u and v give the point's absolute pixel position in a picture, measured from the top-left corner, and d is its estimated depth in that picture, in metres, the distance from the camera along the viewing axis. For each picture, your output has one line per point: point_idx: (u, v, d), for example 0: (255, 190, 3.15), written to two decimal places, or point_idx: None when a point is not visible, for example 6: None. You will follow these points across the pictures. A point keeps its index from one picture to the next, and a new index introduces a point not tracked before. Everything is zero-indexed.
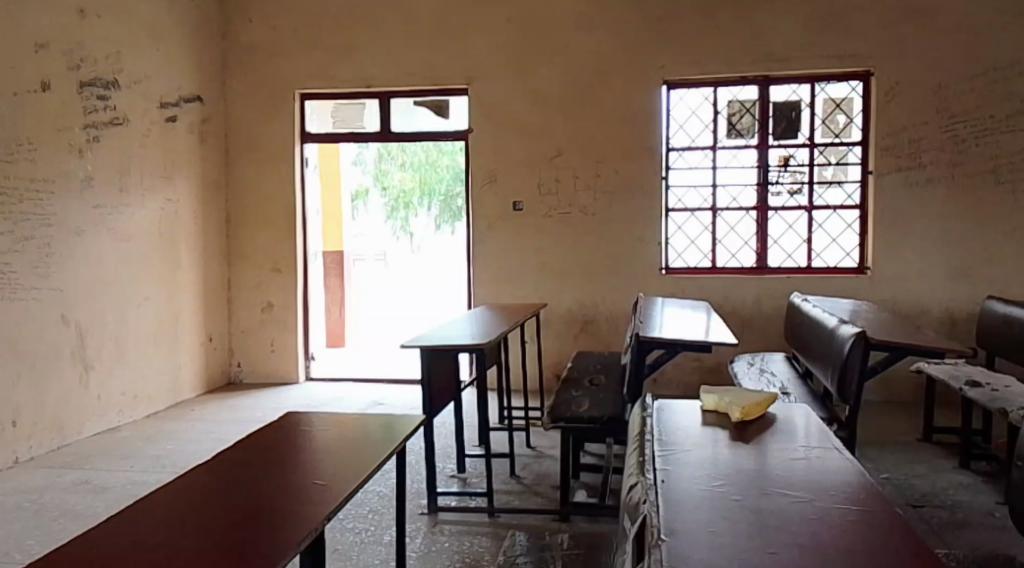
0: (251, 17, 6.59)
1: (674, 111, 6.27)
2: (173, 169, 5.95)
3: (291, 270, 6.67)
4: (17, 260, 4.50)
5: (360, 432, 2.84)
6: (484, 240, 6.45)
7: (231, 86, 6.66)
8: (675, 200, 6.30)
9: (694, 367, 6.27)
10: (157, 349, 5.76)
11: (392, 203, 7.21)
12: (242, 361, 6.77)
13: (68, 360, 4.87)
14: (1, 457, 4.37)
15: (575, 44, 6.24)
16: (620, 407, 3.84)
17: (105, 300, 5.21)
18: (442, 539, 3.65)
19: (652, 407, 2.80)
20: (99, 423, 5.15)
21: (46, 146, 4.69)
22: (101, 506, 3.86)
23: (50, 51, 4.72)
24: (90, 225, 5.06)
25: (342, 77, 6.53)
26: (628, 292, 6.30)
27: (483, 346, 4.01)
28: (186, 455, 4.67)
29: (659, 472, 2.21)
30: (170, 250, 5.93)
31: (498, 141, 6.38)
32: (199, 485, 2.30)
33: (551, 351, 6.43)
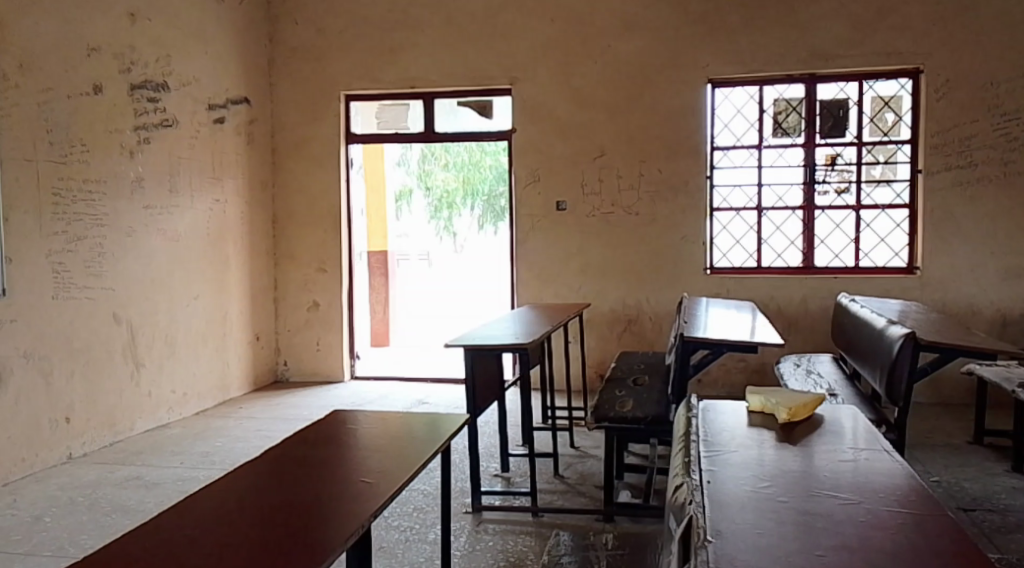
0: (297, 20, 6.69)
1: (719, 110, 6.20)
2: (221, 170, 6.05)
3: (336, 270, 6.76)
4: (72, 259, 4.62)
5: (405, 431, 2.86)
6: (527, 240, 6.45)
7: (278, 89, 6.76)
8: (720, 199, 6.23)
9: (739, 368, 6.21)
10: (206, 347, 5.87)
11: (435, 203, 7.25)
12: (289, 359, 6.87)
13: (120, 359, 4.99)
14: (56, 452, 4.49)
15: (617, 43, 6.21)
16: (664, 407, 3.80)
17: (155, 299, 5.32)
18: (486, 538, 3.66)
19: (697, 407, 2.77)
20: (150, 420, 5.27)
21: (99, 148, 4.80)
22: (152, 501, 3.95)
23: (102, 54, 4.84)
24: (141, 225, 5.17)
25: (386, 79, 6.58)
26: (672, 292, 6.25)
27: (526, 346, 4.01)
28: (234, 451, 4.75)
29: (704, 472, 2.18)
30: (218, 251, 6.04)
31: (540, 141, 6.37)
32: (249, 482, 2.34)
33: (594, 351, 6.40)
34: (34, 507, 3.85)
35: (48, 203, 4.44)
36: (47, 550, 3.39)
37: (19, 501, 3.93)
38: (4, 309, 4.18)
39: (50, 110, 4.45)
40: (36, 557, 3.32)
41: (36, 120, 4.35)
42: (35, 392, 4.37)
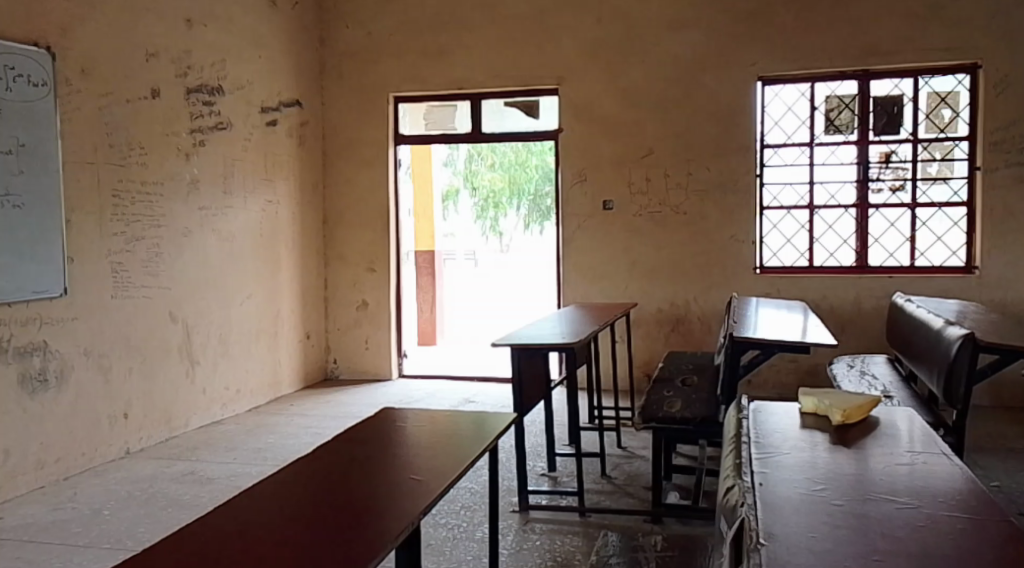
0: (347, 24, 6.78)
1: (770, 107, 6.11)
2: (274, 172, 6.16)
3: (384, 269, 6.84)
4: (130, 259, 4.73)
5: (453, 428, 2.88)
6: (573, 239, 6.43)
7: (329, 91, 6.85)
8: (771, 198, 6.14)
9: (790, 368, 6.11)
10: (258, 345, 5.99)
11: (482, 204, 7.27)
12: (339, 357, 6.97)
13: (176, 356, 5.12)
14: (114, 447, 4.62)
15: (664, 42, 6.16)
16: (713, 408, 3.76)
17: (209, 298, 5.43)
18: (534, 537, 3.67)
19: (748, 409, 2.73)
20: (204, 416, 5.38)
21: (156, 151, 4.92)
22: (207, 495, 4.04)
23: (159, 59, 4.95)
24: (196, 226, 5.29)
25: (434, 80, 6.63)
26: (721, 292, 6.17)
27: (573, 345, 4.00)
28: (286, 448, 4.83)
29: (757, 474, 2.14)
30: (270, 250, 6.15)
31: (587, 140, 6.36)
32: (300, 478, 2.37)
33: (641, 351, 6.36)
34: (94, 500, 3.96)
35: (108, 203, 4.57)
36: (107, 542, 3.49)
37: (81, 494, 4.05)
38: (67, 307, 4.30)
39: (110, 114, 4.57)
40: (96, 549, 3.42)
41: (97, 124, 4.48)
42: (94, 389, 4.49)
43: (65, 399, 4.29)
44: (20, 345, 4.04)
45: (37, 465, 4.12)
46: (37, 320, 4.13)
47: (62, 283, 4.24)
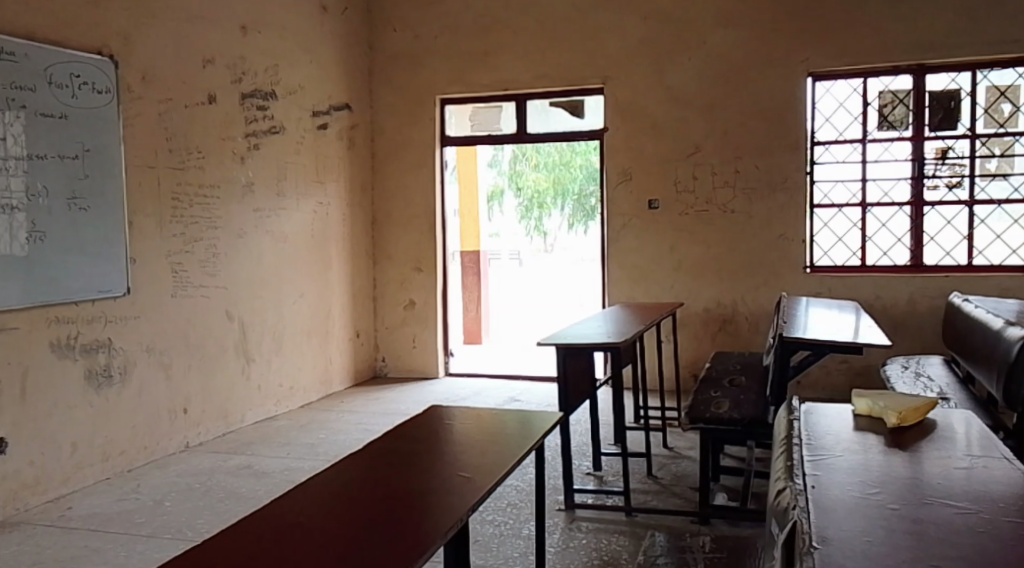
0: (395, 27, 6.88)
1: (821, 104, 6.04)
2: (325, 173, 6.28)
3: (431, 269, 6.92)
4: (188, 259, 4.87)
5: (500, 427, 2.93)
6: (619, 239, 6.44)
7: (377, 94, 6.95)
8: (821, 195, 6.07)
9: (841, 369, 6.04)
10: (310, 343, 6.11)
11: (526, 204, 7.22)
12: (387, 355, 7.08)
13: (231, 354, 5.25)
14: (174, 441, 4.77)
15: (712, 40, 6.13)
16: (762, 408, 3.75)
17: (263, 297, 5.56)
18: (580, 535, 3.69)
19: (798, 410, 2.73)
20: (259, 412, 5.51)
21: (212, 154, 5.05)
22: (262, 489, 4.15)
23: (216, 65, 5.09)
24: (251, 227, 5.42)
25: (480, 81, 6.69)
26: (770, 292, 6.12)
27: (619, 344, 4.01)
28: (337, 443, 4.94)
29: (809, 476, 2.14)
30: (321, 251, 6.27)
31: (634, 140, 6.35)
32: (352, 474, 2.44)
33: (688, 351, 6.34)
34: (155, 492, 4.10)
35: (168, 206, 4.71)
36: (167, 532, 3.61)
37: (143, 486, 4.19)
38: (129, 306, 4.45)
39: (169, 118, 4.71)
40: (158, 539, 3.54)
41: (157, 128, 4.62)
42: (155, 384, 4.63)
43: (128, 394, 4.44)
44: (86, 342, 4.19)
45: (102, 456, 4.27)
46: (102, 319, 4.28)
47: (125, 282, 4.39)
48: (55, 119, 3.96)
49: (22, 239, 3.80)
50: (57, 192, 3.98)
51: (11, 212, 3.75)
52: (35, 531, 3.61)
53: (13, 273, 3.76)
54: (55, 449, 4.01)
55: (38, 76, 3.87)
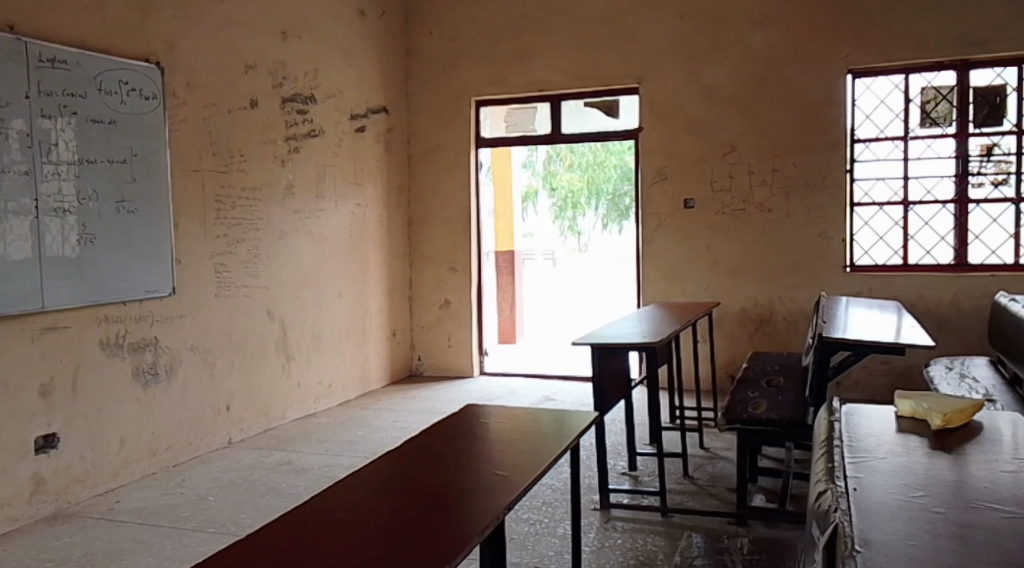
0: (431, 30, 6.94)
1: (861, 100, 5.98)
2: (362, 175, 6.37)
3: (466, 269, 6.98)
4: (231, 260, 4.98)
5: (536, 425, 2.97)
6: (654, 238, 6.44)
7: (414, 97, 7.03)
8: (862, 193, 6.01)
9: (882, 370, 5.97)
10: (348, 342, 6.20)
11: (560, 204, 7.36)
12: (423, 354, 7.15)
13: (273, 352, 5.35)
14: (218, 437, 4.88)
15: (749, 39, 6.10)
16: (802, 409, 3.74)
17: (304, 297, 5.66)
18: (615, 535, 3.71)
19: (839, 412, 2.72)
20: (299, 410, 5.62)
21: (254, 157, 5.16)
22: (303, 486, 4.22)
23: (257, 71, 5.19)
24: (292, 229, 5.52)
25: (515, 82, 6.73)
26: (808, 291, 6.07)
27: (654, 344, 4.02)
28: (375, 441, 5.01)
29: (850, 479, 2.14)
30: (359, 251, 6.36)
31: (669, 139, 6.34)
32: (389, 472, 2.49)
33: (724, 351, 6.32)
34: (201, 486, 4.20)
35: (212, 209, 4.82)
36: (211, 527, 3.70)
37: (188, 480, 4.30)
38: (175, 305, 4.56)
39: (213, 123, 4.82)
40: (202, 532, 3.63)
41: (202, 133, 4.73)
42: (200, 382, 4.74)
43: (174, 391, 4.56)
44: (134, 341, 4.31)
45: (149, 452, 4.39)
46: (149, 318, 4.39)
47: (171, 282, 4.50)
48: (105, 124, 4.08)
49: (73, 240, 3.93)
50: (107, 195, 4.10)
51: (63, 215, 3.87)
52: (86, 524, 3.72)
53: (65, 274, 3.89)
54: (105, 445, 4.13)
55: (88, 83, 3.99)
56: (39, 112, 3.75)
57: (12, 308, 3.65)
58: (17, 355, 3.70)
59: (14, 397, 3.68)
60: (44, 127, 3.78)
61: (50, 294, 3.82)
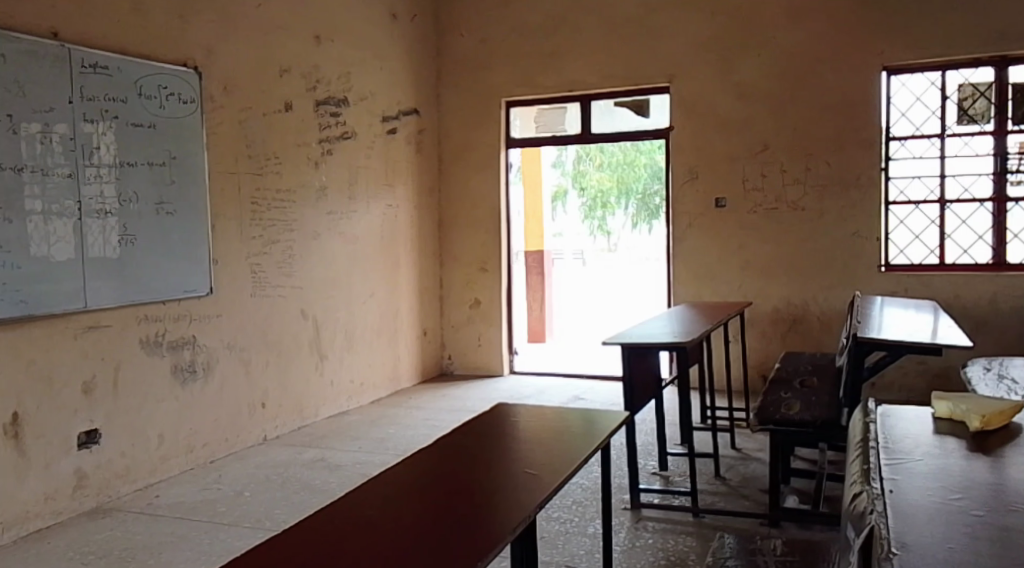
0: (462, 32, 6.98)
1: (896, 98, 5.91)
2: (394, 177, 6.43)
3: (496, 269, 7.01)
4: (266, 261, 5.05)
5: (568, 425, 2.98)
6: (684, 237, 6.41)
7: (444, 99, 7.07)
8: (897, 192, 5.93)
9: (918, 371, 5.89)
10: (379, 341, 6.25)
11: (589, 204, 7.31)
12: (453, 353, 7.20)
13: (307, 351, 5.42)
14: (252, 434, 4.95)
15: (781, 37, 6.06)
16: (835, 410, 3.71)
17: (337, 297, 5.73)
18: (646, 535, 3.71)
19: (875, 413, 2.70)
20: (331, 408, 5.68)
21: (289, 159, 5.23)
22: (337, 482, 4.28)
23: (292, 74, 5.26)
24: (324, 230, 5.58)
25: (546, 83, 6.74)
26: (842, 291, 6.01)
27: (685, 344, 4.01)
28: (407, 439, 5.06)
29: (886, 481, 2.13)
30: (391, 251, 6.42)
31: (701, 138, 6.31)
32: (420, 469, 2.52)
33: (756, 351, 6.28)
34: (237, 482, 4.27)
35: (248, 210, 4.89)
36: (248, 522, 3.76)
37: (225, 476, 4.37)
38: (212, 305, 4.64)
39: (249, 126, 4.89)
40: (239, 527, 3.70)
41: (238, 135, 4.81)
42: (236, 379, 4.82)
43: (211, 389, 4.63)
44: (173, 340, 4.39)
45: (186, 448, 4.47)
46: (187, 317, 4.48)
47: (208, 282, 4.58)
48: (145, 128, 4.17)
49: (114, 241, 4.01)
50: (146, 197, 4.19)
51: (104, 216, 3.96)
52: (126, 518, 3.80)
53: (106, 274, 3.98)
54: (144, 441, 4.21)
55: (129, 88, 4.07)
56: (82, 117, 3.84)
57: (56, 306, 3.74)
58: (60, 354, 3.79)
59: (57, 393, 3.77)
60: (86, 130, 3.87)
61: (92, 294, 3.91)
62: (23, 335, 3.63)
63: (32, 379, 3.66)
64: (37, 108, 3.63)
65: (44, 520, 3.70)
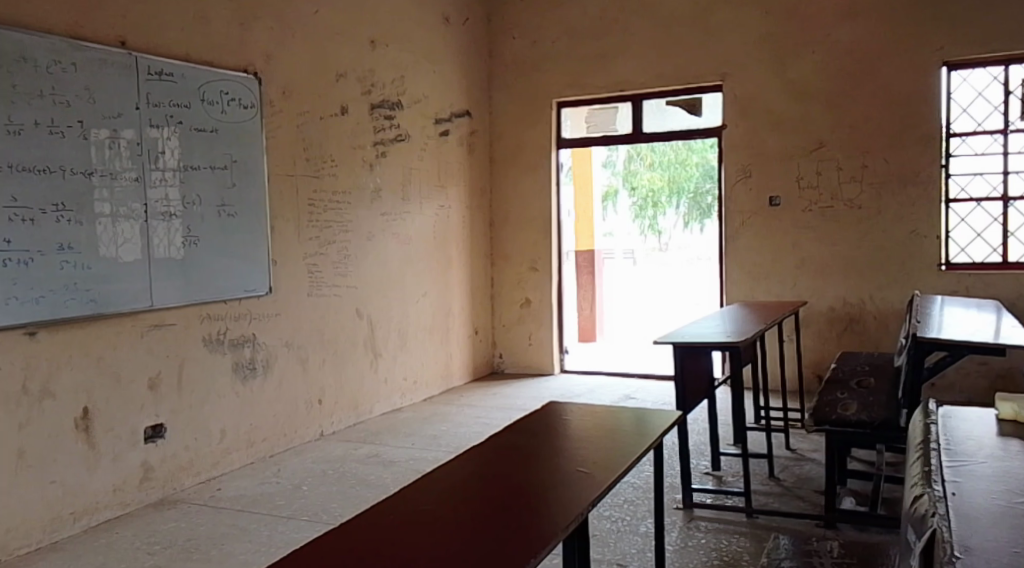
0: (513, 34, 7.03)
1: (957, 94, 5.77)
2: (446, 178, 6.50)
3: (547, 268, 7.04)
4: (322, 261, 5.16)
5: (619, 423, 2.99)
6: (737, 236, 6.35)
7: (496, 100, 7.12)
8: (958, 189, 5.78)
9: (980, 372, 5.74)
10: (432, 339, 6.34)
11: (640, 203, 7.23)
12: (504, 352, 7.25)
13: (361, 349, 5.52)
14: (310, 429, 5.07)
15: (837, 32, 5.96)
16: (893, 412, 3.64)
17: (390, 296, 5.82)
18: (698, 535, 3.70)
19: (935, 414, 2.65)
20: (385, 404, 5.78)
21: (345, 162, 5.33)
22: (390, 478, 4.35)
23: (347, 79, 5.36)
24: (379, 230, 5.68)
25: (597, 82, 6.75)
26: (901, 290, 5.89)
27: (739, 345, 3.98)
28: (459, 436, 5.11)
29: (949, 483, 2.09)
30: (443, 250, 6.49)
31: (754, 136, 6.25)
32: (473, 467, 2.56)
33: (812, 351, 6.18)
34: (295, 476, 4.39)
35: (305, 212, 5.00)
36: (305, 515, 3.86)
37: (284, 470, 4.49)
38: (271, 304, 4.77)
39: (306, 130, 5.01)
40: (297, 520, 3.80)
41: (296, 139, 4.92)
42: (294, 376, 4.94)
43: (270, 385, 4.76)
44: (234, 337, 4.52)
45: (246, 443, 4.60)
46: (247, 316, 4.60)
47: (267, 282, 4.70)
48: (207, 133, 4.31)
49: (178, 242, 4.15)
50: (209, 199, 4.32)
51: (169, 218, 4.10)
52: (190, 510, 3.94)
53: (171, 274, 4.12)
54: (207, 435, 4.35)
55: (192, 94, 4.21)
56: (148, 123, 3.98)
57: (124, 305, 3.88)
58: (129, 350, 3.94)
59: (125, 388, 3.92)
60: (152, 136, 4.01)
61: (158, 293, 4.05)
62: (94, 333, 3.78)
63: (102, 374, 3.81)
64: (106, 114, 3.78)
65: (112, 511, 3.85)
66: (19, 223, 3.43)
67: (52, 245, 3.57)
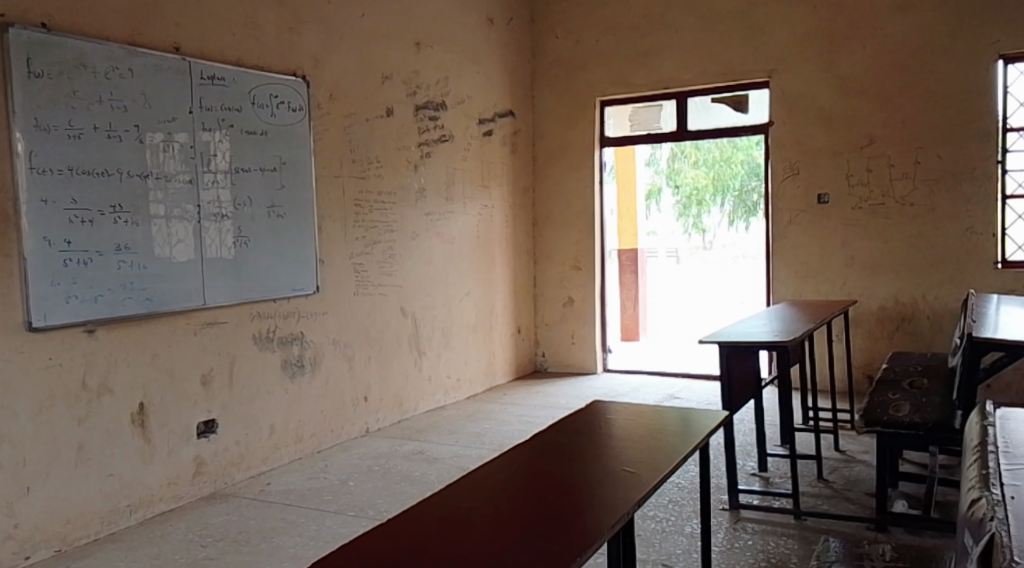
0: (557, 33, 7.04)
1: (1014, 87, 5.60)
2: (489, 177, 6.52)
3: (589, 267, 7.03)
4: (368, 260, 5.22)
5: (664, 423, 2.98)
6: (785, 234, 6.27)
7: (540, 100, 7.13)
8: (1015, 185, 5.63)
9: None
10: (475, 337, 6.37)
11: (684, 202, 7.16)
12: (547, 351, 7.26)
13: (406, 347, 5.58)
14: (356, 426, 5.14)
15: (888, 26, 5.85)
16: (947, 413, 3.56)
17: (434, 295, 5.86)
18: (745, 536, 3.66)
19: (993, 416, 2.59)
20: (430, 402, 5.83)
21: (391, 163, 5.39)
22: (434, 474, 4.39)
23: (393, 80, 5.41)
24: (423, 230, 5.73)
25: (641, 81, 6.72)
26: (955, 289, 5.75)
27: (786, 344, 3.92)
28: (502, 434, 5.14)
29: (1008, 486, 2.03)
30: (486, 249, 6.52)
31: (802, 133, 6.16)
32: (518, 466, 2.57)
33: (861, 351, 6.07)
34: (342, 471, 4.45)
35: (352, 212, 5.07)
36: (351, 510, 3.91)
37: (330, 466, 4.56)
38: (318, 303, 4.84)
39: (353, 132, 5.08)
40: (344, 515, 3.85)
41: (343, 140, 4.99)
42: (340, 374, 5.01)
43: (317, 382, 4.83)
44: (283, 335, 4.61)
45: (295, 439, 4.68)
46: (295, 315, 4.68)
47: (315, 281, 4.78)
48: (258, 136, 4.39)
49: (229, 243, 4.24)
50: (258, 201, 4.40)
51: (220, 220, 4.19)
52: (240, 503, 4.02)
53: (222, 274, 4.21)
54: (256, 431, 4.44)
55: (243, 97, 4.30)
56: (201, 126, 4.08)
57: (177, 304, 3.98)
58: (183, 347, 4.04)
59: (179, 385, 4.01)
60: (204, 139, 4.10)
61: (210, 292, 4.14)
62: (150, 331, 3.88)
63: (157, 371, 3.91)
64: (161, 118, 3.88)
65: (167, 503, 3.95)
66: (78, 224, 3.54)
67: (110, 245, 3.67)
